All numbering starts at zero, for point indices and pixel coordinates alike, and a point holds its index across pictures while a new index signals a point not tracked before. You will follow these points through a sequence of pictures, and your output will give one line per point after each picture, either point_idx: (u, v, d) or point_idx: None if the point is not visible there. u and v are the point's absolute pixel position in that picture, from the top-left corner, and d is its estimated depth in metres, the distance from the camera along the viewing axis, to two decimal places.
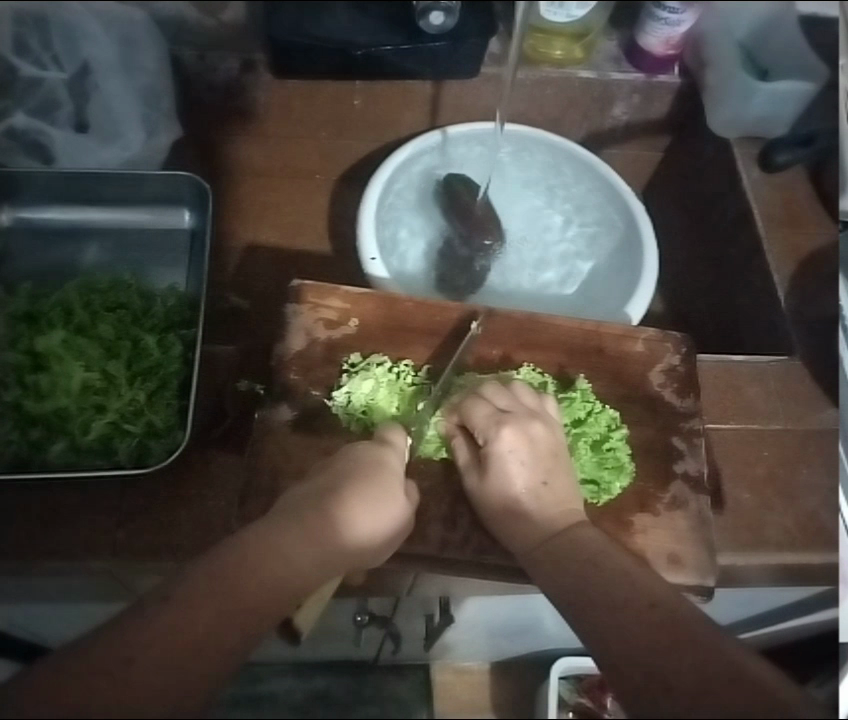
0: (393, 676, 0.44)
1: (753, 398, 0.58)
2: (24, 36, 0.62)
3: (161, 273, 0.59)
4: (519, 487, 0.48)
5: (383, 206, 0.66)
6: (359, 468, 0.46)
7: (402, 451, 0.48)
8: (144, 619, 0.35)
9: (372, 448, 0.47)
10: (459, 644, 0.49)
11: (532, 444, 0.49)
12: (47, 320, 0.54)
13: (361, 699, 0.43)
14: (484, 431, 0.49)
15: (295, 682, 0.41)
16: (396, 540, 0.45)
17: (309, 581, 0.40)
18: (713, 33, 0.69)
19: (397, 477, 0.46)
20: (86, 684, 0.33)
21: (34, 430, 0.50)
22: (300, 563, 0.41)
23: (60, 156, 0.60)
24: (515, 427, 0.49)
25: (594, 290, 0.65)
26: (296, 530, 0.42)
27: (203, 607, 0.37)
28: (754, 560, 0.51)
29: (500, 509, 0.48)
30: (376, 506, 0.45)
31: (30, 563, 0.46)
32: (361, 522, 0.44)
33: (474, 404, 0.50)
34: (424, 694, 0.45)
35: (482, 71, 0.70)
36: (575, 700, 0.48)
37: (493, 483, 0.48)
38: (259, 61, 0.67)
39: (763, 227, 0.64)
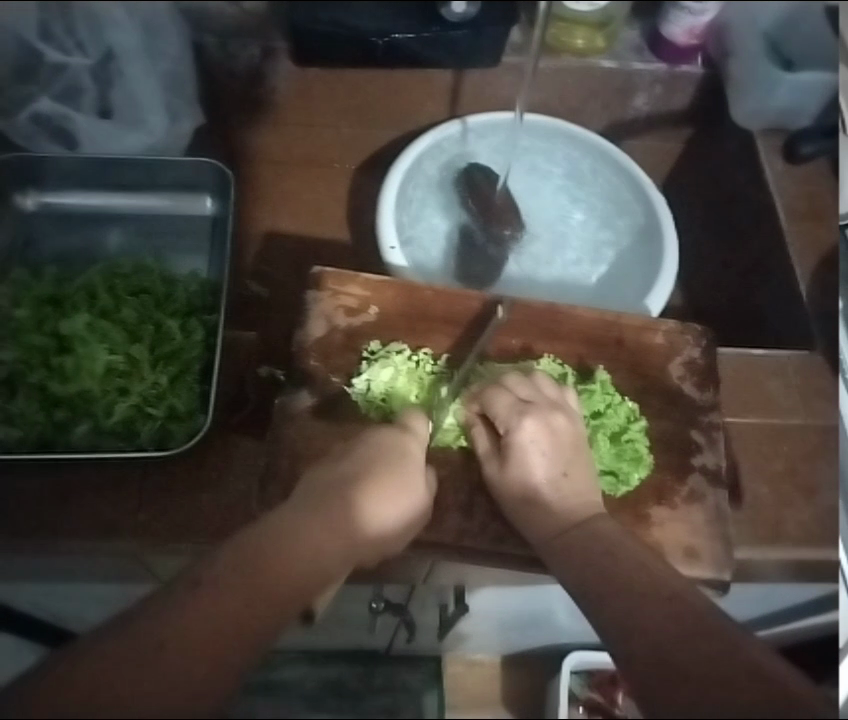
0: (405, 667, 0.45)
1: (773, 392, 0.57)
2: (50, 22, 0.62)
3: (183, 259, 0.60)
4: (539, 477, 0.48)
5: (403, 195, 0.66)
6: (380, 454, 0.46)
7: (423, 439, 0.49)
8: (167, 613, 0.35)
9: (393, 436, 0.48)
10: (473, 634, 0.50)
11: (554, 435, 0.49)
12: (72, 304, 0.55)
13: (372, 688, 0.43)
14: (506, 420, 0.49)
15: (307, 672, 0.40)
16: (413, 526, 0.46)
17: (335, 566, 0.41)
18: (735, 24, 0.69)
19: (419, 466, 0.47)
20: (131, 650, 0.34)
21: (59, 411, 0.52)
22: (324, 550, 0.41)
23: (84, 142, 0.61)
24: (537, 418, 0.49)
25: (618, 279, 0.64)
26: (318, 516, 0.42)
27: (230, 595, 0.37)
28: (770, 555, 0.51)
29: (519, 499, 0.48)
30: (399, 493, 0.45)
31: (51, 542, 0.47)
32: (386, 510, 0.45)
33: (495, 395, 0.50)
34: (435, 681, 0.46)
35: (502, 61, 0.70)
36: (586, 694, 0.49)
37: (514, 471, 0.48)
38: (281, 49, 0.68)
39: (785, 219, 0.63)
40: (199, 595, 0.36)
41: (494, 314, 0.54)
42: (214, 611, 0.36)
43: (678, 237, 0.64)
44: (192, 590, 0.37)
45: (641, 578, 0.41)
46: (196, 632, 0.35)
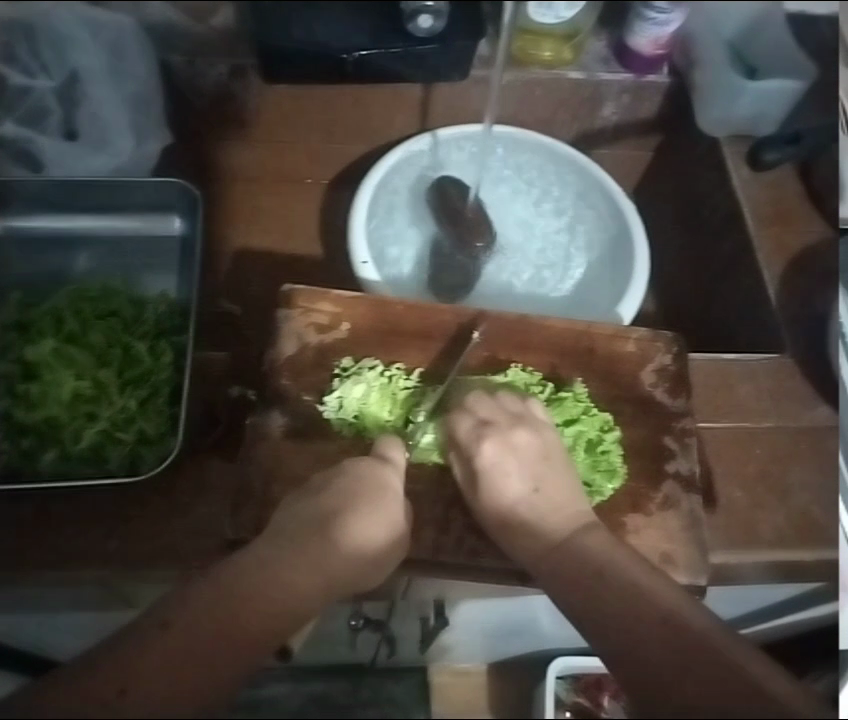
0: (390, 679, 0.44)
1: (745, 396, 0.58)
2: (14, 47, 0.62)
3: (153, 280, 0.59)
4: (509, 501, 0.48)
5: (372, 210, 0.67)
6: (359, 485, 0.46)
7: (402, 467, 0.48)
8: (145, 641, 0.36)
9: (372, 466, 0.47)
10: (457, 646, 0.49)
11: (517, 453, 0.50)
12: (38, 330, 0.54)
13: (358, 701, 0.42)
14: (467, 445, 0.49)
15: (293, 688, 0.40)
16: (399, 549, 0.45)
17: (314, 599, 0.41)
18: (700, 32, 0.69)
19: (397, 500, 0.46)
20: (102, 687, 0.34)
21: (27, 438, 0.50)
22: (301, 585, 0.41)
23: (50, 164, 0.61)
24: (498, 441, 0.49)
25: (585, 291, 0.66)
26: (296, 550, 0.42)
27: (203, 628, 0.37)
28: (747, 557, 0.52)
29: (497, 518, 0.47)
30: (378, 524, 0.45)
31: (24, 572, 0.46)
32: (366, 539, 0.45)
33: (457, 419, 0.50)
34: (421, 695, 0.45)
35: (471, 74, 0.68)
36: (572, 699, 0.48)
37: (486, 498, 0.48)
38: (250, 68, 0.66)
39: (754, 223, 0.65)
40: (165, 633, 0.36)
41: (471, 335, 0.54)
42: (179, 646, 0.36)
43: (645, 249, 0.66)
44: (161, 625, 0.37)
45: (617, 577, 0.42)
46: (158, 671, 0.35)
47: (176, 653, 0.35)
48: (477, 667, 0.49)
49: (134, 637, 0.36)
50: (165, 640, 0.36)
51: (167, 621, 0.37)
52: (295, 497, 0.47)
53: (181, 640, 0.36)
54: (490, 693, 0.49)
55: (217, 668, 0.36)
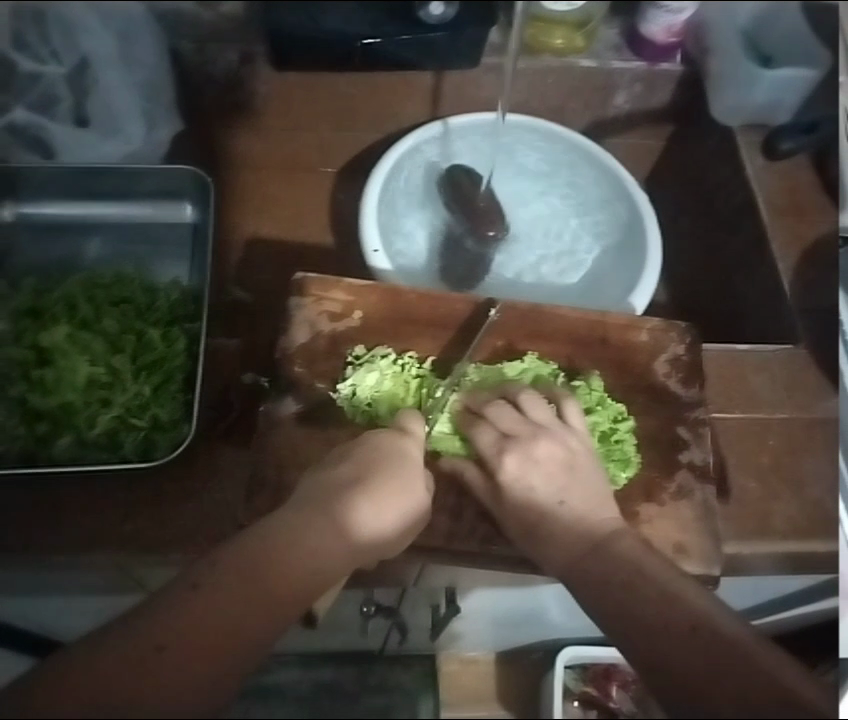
0: (398, 667, 0.42)
1: (758, 386, 0.58)
2: (23, 32, 0.61)
3: (165, 268, 0.59)
4: (535, 512, 0.46)
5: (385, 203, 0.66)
6: (378, 456, 0.47)
7: (422, 438, 0.49)
8: (178, 602, 0.38)
9: (391, 439, 0.48)
10: (466, 633, 0.47)
11: (543, 463, 0.48)
12: (51, 315, 0.54)
13: (366, 687, 0.41)
14: (489, 459, 0.48)
15: (302, 674, 0.40)
16: (419, 524, 0.46)
17: (337, 566, 0.42)
18: (714, 19, 0.68)
19: (418, 466, 0.47)
20: (138, 645, 0.36)
21: (41, 424, 0.50)
22: (324, 552, 0.42)
23: (62, 151, 0.61)
24: (517, 453, 0.48)
25: (600, 281, 0.65)
26: (317, 518, 0.44)
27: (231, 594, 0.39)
28: (761, 548, 0.51)
29: (520, 531, 0.47)
30: (399, 496, 0.45)
31: (38, 559, 0.46)
32: (387, 510, 0.45)
33: (476, 432, 0.50)
34: (430, 684, 0.42)
35: (482, 61, 0.68)
36: (581, 688, 0.45)
37: (512, 510, 0.47)
38: (259, 53, 0.66)
39: (768, 213, 0.64)
40: (196, 593, 0.39)
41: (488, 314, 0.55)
42: (209, 609, 0.38)
43: (659, 235, 0.65)
44: (193, 586, 0.39)
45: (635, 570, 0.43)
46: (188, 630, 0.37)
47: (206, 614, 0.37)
48: (485, 656, 0.46)
49: (166, 599, 0.39)
50: (196, 599, 0.38)
51: (197, 584, 0.39)
52: (318, 467, 0.48)
53: (211, 603, 0.38)
54: (499, 680, 0.45)
55: (246, 627, 0.38)
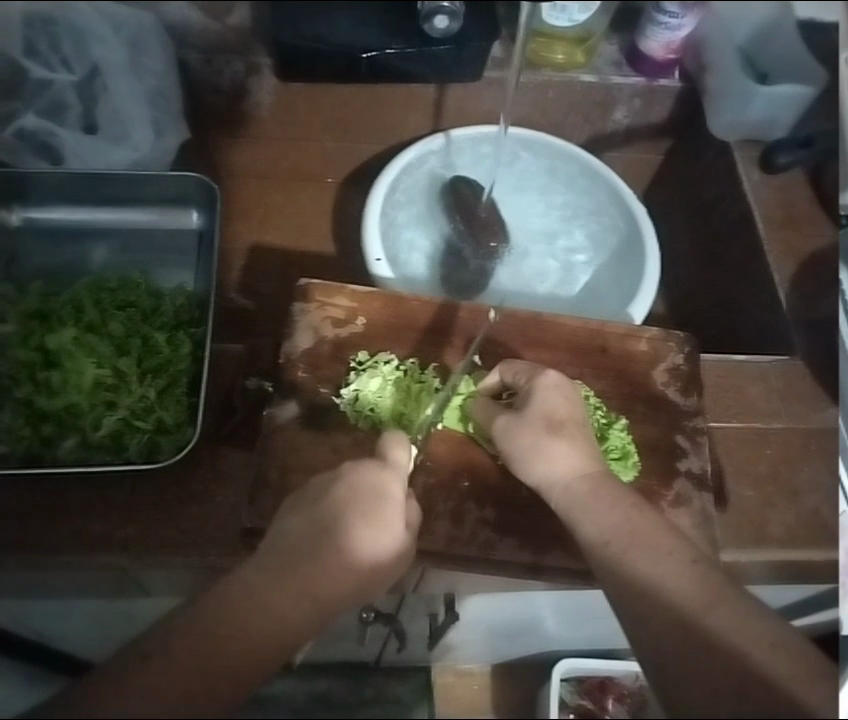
0: (394, 679, 0.41)
1: (755, 397, 0.59)
2: (35, 41, 0.62)
3: (170, 272, 0.60)
4: (560, 415, 0.50)
5: (393, 190, 0.68)
6: (357, 496, 0.44)
7: (403, 470, 0.47)
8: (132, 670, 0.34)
9: (370, 472, 0.46)
10: (462, 645, 0.46)
11: (573, 391, 0.52)
12: (58, 318, 0.54)
13: (361, 701, 0.40)
14: (530, 372, 0.51)
15: (298, 686, 0.38)
16: (398, 567, 0.44)
17: (306, 620, 0.38)
18: (713, 35, 0.69)
19: (396, 505, 0.45)
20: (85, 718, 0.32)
21: (46, 425, 0.51)
22: (291, 606, 0.38)
23: (69, 157, 0.62)
24: (559, 373, 0.52)
25: (598, 292, 0.66)
26: (288, 566, 0.40)
27: (185, 662, 0.34)
28: (759, 557, 0.51)
29: (542, 427, 0.49)
30: (374, 538, 0.43)
31: (38, 559, 0.46)
32: (361, 554, 0.42)
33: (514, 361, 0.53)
34: (426, 695, 0.42)
35: (485, 75, 0.70)
36: (576, 701, 0.45)
37: (532, 407, 0.50)
38: (264, 64, 0.67)
39: (764, 228, 0.65)
40: (146, 665, 0.34)
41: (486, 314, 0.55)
42: (163, 675, 0.33)
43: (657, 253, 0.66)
44: (145, 655, 0.34)
45: (638, 544, 0.42)
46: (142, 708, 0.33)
47: (160, 686, 0.33)
48: (481, 667, 0.47)
49: (118, 666, 0.34)
50: (146, 673, 0.34)
51: (150, 650, 0.35)
52: (292, 506, 0.46)
53: (163, 675, 0.33)
54: (494, 691, 0.46)
55: (204, 699, 0.33)
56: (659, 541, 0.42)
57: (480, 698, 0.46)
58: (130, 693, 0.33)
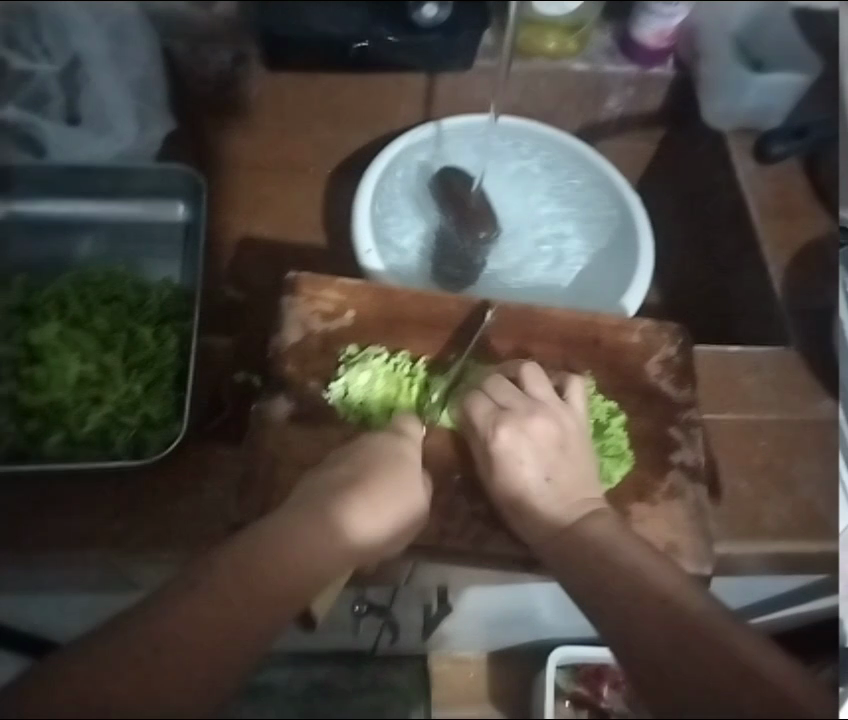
0: (391, 667, 0.42)
1: (750, 388, 0.57)
2: (16, 31, 0.64)
3: (156, 264, 0.58)
4: (520, 487, 0.48)
5: (380, 194, 0.66)
6: (380, 455, 0.46)
7: (419, 440, 0.49)
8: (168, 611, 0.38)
9: (389, 440, 0.48)
10: (457, 634, 0.48)
11: (532, 442, 0.49)
12: (42, 313, 0.53)
13: (358, 688, 0.41)
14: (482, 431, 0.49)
15: (293, 673, 0.40)
16: (416, 524, 0.46)
17: (330, 570, 0.42)
18: (704, 27, 0.73)
19: (415, 467, 0.47)
20: (140, 642, 0.37)
21: (30, 422, 0.50)
22: (319, 553, 0.41)
23: (52, 148, 0.60)
24: (510, 427, 0.49)
25: (593, 281, 0.64)
26: (317, 516, 0.43)
27: (227, 599, 0.39)
28: (753, 549, 0.51)
29: (505, 507, 0.48)
30: (399, 495, 0.45)
31: (26, 557, 0.46)
32: (384, 511, 0.44)
33: (473, 404, 0.50)
34: (424, 682, 0.43)
35: (476, 64, 0.71)
36: (572, 688, 0.45)
37: (495, 484, 0.48)
38: (251, 55, 0.69)
39: (758, 215, 0.65)
40: (195, 595, 0.39)
41: (485, 316, 0.54)
42: (211, 604, 0.38)
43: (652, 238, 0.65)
44: (191, 585, 0.39)
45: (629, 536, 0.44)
46: (193, 626, 0.37)
47: (207, 614, 0.38)
48: (476, 657, 0.48)
49: (162, 598, 0.39)
50: (193, 601, 0.38)
51: (197, 582, 0.40)
52: (317, 465, 0.48)
53: (211, 601, 0.38)
54: (491, 681, 0.47)
55: (241, 630, 0.38)
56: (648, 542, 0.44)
57: (477, 686, 0.47)
58: (178, 617, 0.38)
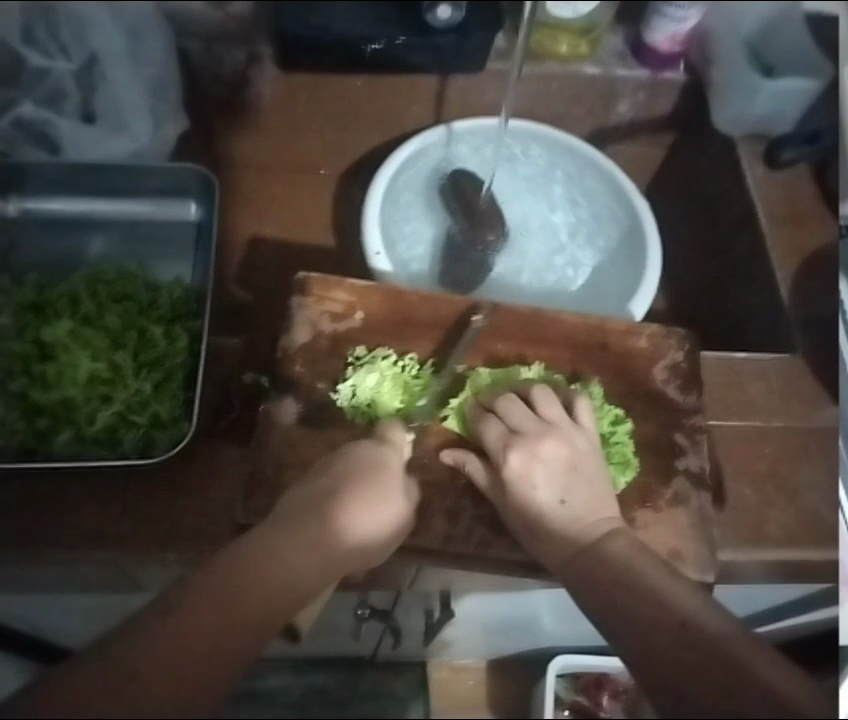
0: (390, 673, 0.40)
1: (755, 394, 0.58)
2: (32, 25, 0.63)
3: (167, 265, 0.59)
4: (534, 509, 0.47)
5: (390, 203, 0.66)
6: (357, 469, 0.46)
7: (402, 451, 0.49)
8: (148, 631, 0.35)
9: (368, 450, 0.48)
10: (457, 641, 0.45)
11: (545, 465, 0.48)
12: (54, 310, 0.53)
13: (357, 696, 0.39)
14: (495, 456, 0.49)
15: (292, 680, 0.37)
16: (396, 537, 0.46)
17: (314, 581, 0.40)
18: (719, 29, 0.70)
19: (396, 477, 0.47)
20: (114, 671, 0.33)
21: (40, 419, 0.49)
22: (300, 564, 0.40)
23: (67, 146, 0.61)
24: (522, 450, 0.48)
25: (600, 287, 0.65)
26: (295, 531, 0.42)
27: (208, 614, 0.36)
28: (758, 555, 0.51)
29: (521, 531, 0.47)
30: (376, 508, 0.45)
31: (34, 553, 0.46)
32: (363, 522, 0.44)
33: (484, 429, 0.50)
34: (423, 689, 0.40)
35: (488, 66, 0.71)
36: (572, 698, 0.43)
37: (508, 509, 0.47)
38: (265, 54, 0.69)
39: (767, 222, 0.64)
40: (167, 618, 0.35)
41: (472, 320, 0.55)
42: (193, 620, 0.35)
43: (659, 242, 0.66)
44: (166, 610, 0.36)
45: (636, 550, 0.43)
46: (170, 648, 0.34)
47: (188, 627, 0.35)
48: (476, 662, 0.44)
49: (138, 624, 0.36)
50: (169, 622, 0.35)
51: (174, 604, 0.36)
52: (296, 482, 0.48)
53: (192, 616, 0.35)
54: (492, 687, 0.44)
55: (224, 648, 0.35)
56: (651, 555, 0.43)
57: (476, 695, 0.42)
58: (153, 638, 0.34)
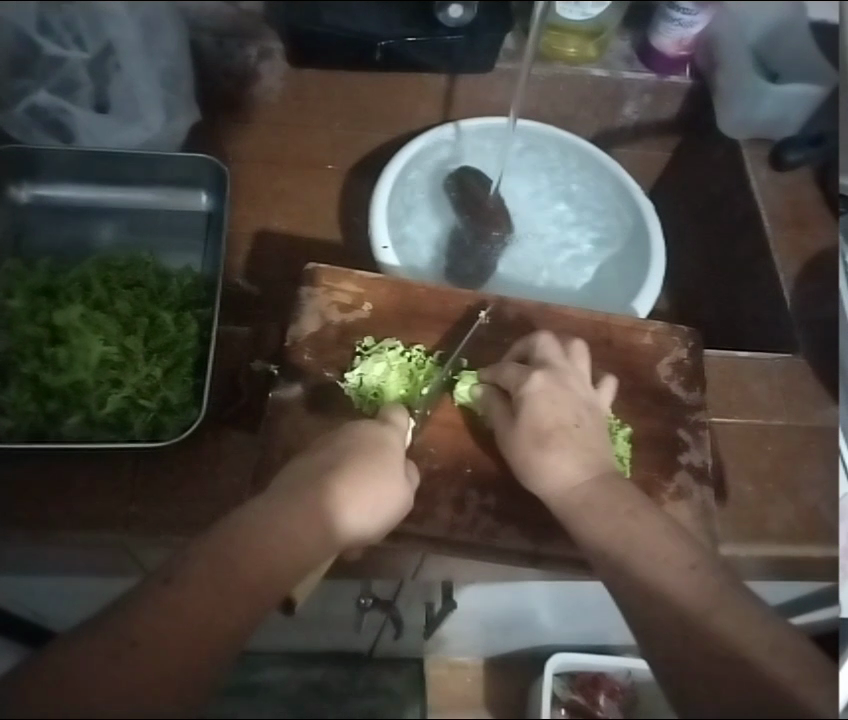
0: (387, 669, 0.43)
1: (756, 393, 0.59)
2: (49, 17, 0.60)
3: (177, 255, 0.60)
4: (549, 425, 0.49)
5: (404, 176, 0.68)
6: (357, 446, 0.46)
7: (404, 430, 0.49)
8: (151, 601, 0.36)
9: (371, 428, 0.48)
10: (453, 637, 0.47)
11: (565, 390, 0.50)
12: (65, 295, 0.54)
13: (353, 691, 0.43)
14: (515, 381, 0.51)
15: (290, 673, 0.41)
16: (398, 516, 0.46)
17: (312, 560, 0.41)
18: (725, 35, 0.69)
19: (398, 457, 0.47)
20: (113, 641, 0.34)
21: (51, 402, 0.51)
22: (301, 538, 0.41)
23: (80, 134, 0.61)
24: (547, 375, 0.51)
25: (602, 289, 0.66)
26: (297, 504, 0.43)
27: (204, 589, 0.37)
28: (756, 551, 0.49)
29: (531, 441, 0.49)
30: (381, 487, 0.45)
31: (42, 534, 0.46)
32: (366, 500, 0.44)
33: (505, 365, 0.52)
34: (418, 692, 0.44)
35: (497, 66, 0.70)
36: (568, 697, 0.46)
37: (521, 424, 0.50)
38: (277, 50, 0.67)
39: (771, 228, 0.63)
40: (171, 585, 0.37)
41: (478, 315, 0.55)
42: (192, 593, 0.36)
43: (662, 246, 0.67)
44: (169, 579, 0.37)
45: (634, 553, 0.42)
46: (172, 621, 0.35)
47: (186, 603, 0.36)
48: (474, 661, 0.47)
49: (141, 592, 0.37)
50: (171, 592, 0.36)
51: (174, 574, 0.37)
52: (298, 456, 0.48)
53: (192, 587, 0.37)
54: (486, 686, 0.46)
55: (219, 624, 0.36)
56: (657, 547, 0.42)
57: (474, 692, 0.46)
58: (152, 610, 0.35)
